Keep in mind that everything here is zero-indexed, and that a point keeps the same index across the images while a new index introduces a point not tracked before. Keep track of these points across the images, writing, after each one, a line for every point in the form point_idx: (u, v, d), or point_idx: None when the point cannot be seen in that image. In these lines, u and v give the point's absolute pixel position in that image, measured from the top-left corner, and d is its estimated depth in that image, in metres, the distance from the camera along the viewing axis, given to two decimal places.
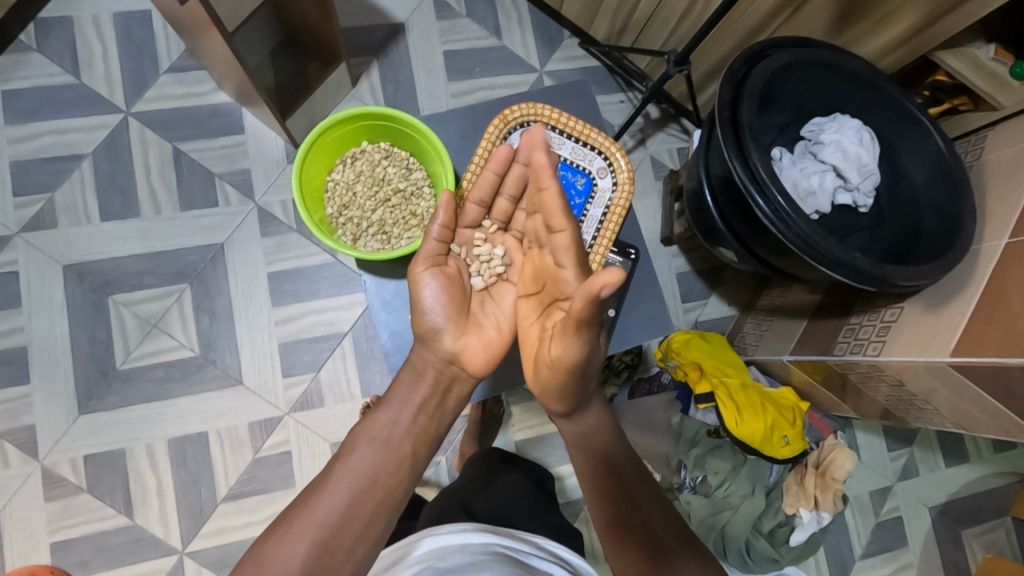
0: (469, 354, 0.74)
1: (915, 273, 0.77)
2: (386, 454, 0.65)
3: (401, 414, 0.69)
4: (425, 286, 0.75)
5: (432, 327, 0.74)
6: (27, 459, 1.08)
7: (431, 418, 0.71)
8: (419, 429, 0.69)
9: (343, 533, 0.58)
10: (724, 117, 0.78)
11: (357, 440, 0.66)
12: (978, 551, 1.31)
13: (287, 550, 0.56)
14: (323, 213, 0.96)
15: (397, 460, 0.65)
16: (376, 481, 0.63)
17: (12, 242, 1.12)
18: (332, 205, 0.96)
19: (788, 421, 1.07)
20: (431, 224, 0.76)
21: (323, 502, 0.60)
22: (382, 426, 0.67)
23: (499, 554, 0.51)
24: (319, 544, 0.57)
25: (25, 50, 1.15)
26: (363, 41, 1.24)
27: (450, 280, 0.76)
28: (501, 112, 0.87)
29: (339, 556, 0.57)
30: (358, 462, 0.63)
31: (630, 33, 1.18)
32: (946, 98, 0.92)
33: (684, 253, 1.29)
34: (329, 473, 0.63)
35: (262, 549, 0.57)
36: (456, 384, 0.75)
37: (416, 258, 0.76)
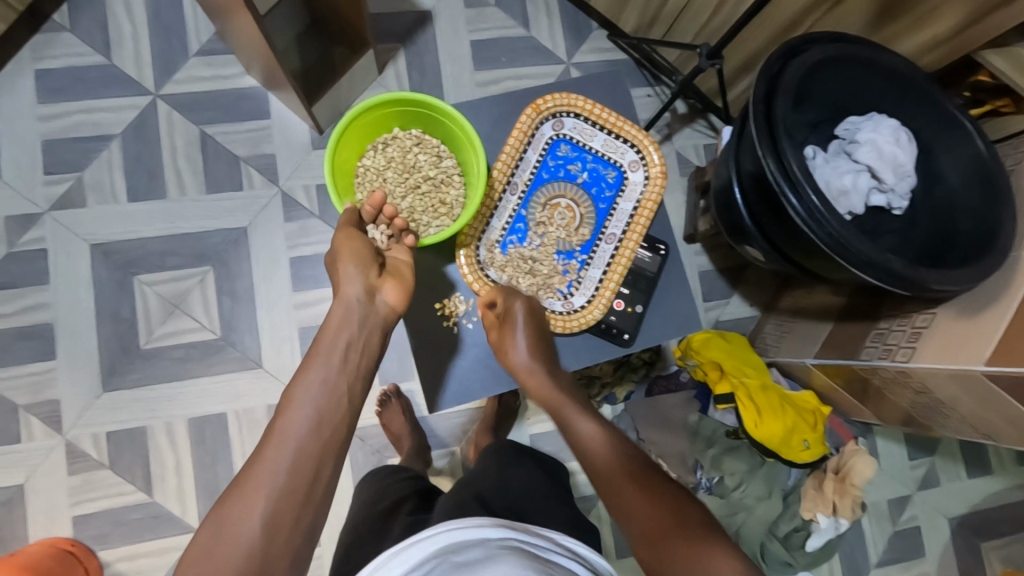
0: (387, 293, 0.72)
1: (951, 277, 0.75)
2: (324, 397, 0.62)
3: (328, 369, 0.64)
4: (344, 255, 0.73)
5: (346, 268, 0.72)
6: (50, 432, 1.10)
7: (359, 361, 0.68)
8: (349, 371, 0.66)
9: (298, 478, 0.56)
10: (757, 113, 0.77)
11: (292, 399, 0.62)
12: (997, 564, 1.28)
13: (246, 519, 0.54)
14: (353, 197, 0.92)
15: (334, 396, 0.63)
16: (319, 424, 0.60)
17: (41, 220, 1.13)
18: (362, 191, 0.93)
19: (809, 424, 1.06)
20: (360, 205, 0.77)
21: (269, 460, 0.57)
22: (315, 381, 0.63)
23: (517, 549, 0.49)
24: (271, 503, 0.55)
25: (57, 29, 1.16)
26: (390, 28, 1.24)
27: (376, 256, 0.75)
28: (534, 102, 0.86)
29: (298, 504, 0.55)
30: (296, 419, 0.60)
31: (660, 26, 1.16)
32: (987, 99, 0.90)
33: (706, 251, 1.27)
34: (270, 435, 0.60)
35: (227, 515, 0.54)
36: (377, 319, 0.71)
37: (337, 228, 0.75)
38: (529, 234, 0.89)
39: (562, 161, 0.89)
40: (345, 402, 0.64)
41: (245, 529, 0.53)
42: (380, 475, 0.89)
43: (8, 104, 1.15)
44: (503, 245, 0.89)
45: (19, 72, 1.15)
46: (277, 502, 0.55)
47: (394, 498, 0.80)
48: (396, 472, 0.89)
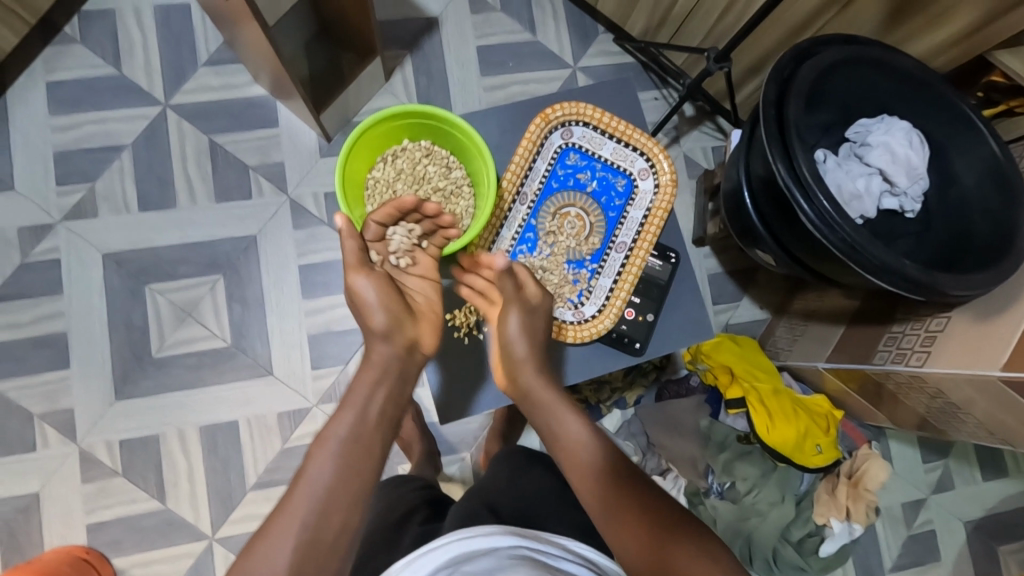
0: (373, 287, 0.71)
1: (966, 282, 0.74)
2: (350, 440, 0.61)
3: (356, 413, 0.63)
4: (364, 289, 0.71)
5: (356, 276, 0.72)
6: (65, 440, 1.11)
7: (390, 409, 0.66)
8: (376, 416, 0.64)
9: (324, 529, 0.55)
10: (768, 117, 0.76)
11: (325, 438, 0.61)
12: (1015, 568, 1.26)
13: (274, 562, 0.53)
14: (363, 210, 0.92)
15: (360, 441, 0.61)
16: (347, 469, 0.59)
17: (54, 230, 1.14)
18: (372, 203, 0.93)
19: (821, 429, 1.05)
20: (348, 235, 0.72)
21: (292, 504, 0.56)
22: (350, 423, 0.62)
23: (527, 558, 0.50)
24: (299, 552, 0.54)
25: (68, 41, 1.17)
26: (397, 34, 1.24)
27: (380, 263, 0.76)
28: (543, 111, 0.85)
29: (320, 553, 0.55)
30: (322, 462, 0.59)
31: (667, 29, 1.15)
32: (1002, 99, 0.88)
33: (716, 254, 1.26)
34: (302, 473, 0.59)
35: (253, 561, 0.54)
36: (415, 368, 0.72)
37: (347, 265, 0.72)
38: (539, 244, 0.89)
39: (572, 170, 0.89)
40: (372, 446, 0.62)
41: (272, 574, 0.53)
42: (392, 482, 0.89)
43: (21, 115, 1.16)
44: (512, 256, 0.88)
45: (32, 84, 1.16)
46: (305, 550, 0.54)
47: (406, 506, 0.80)
48: (408, 479, 0.89)
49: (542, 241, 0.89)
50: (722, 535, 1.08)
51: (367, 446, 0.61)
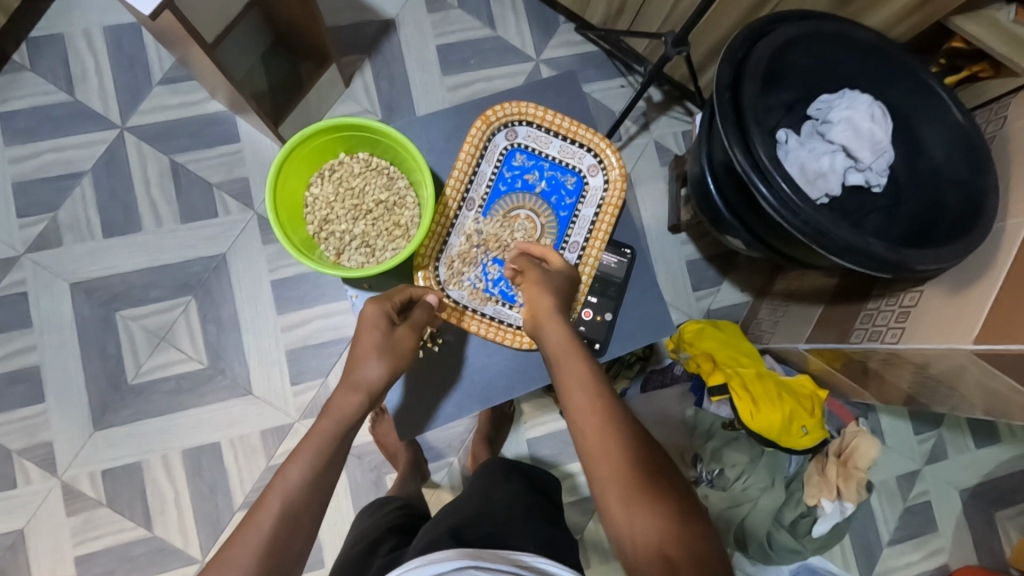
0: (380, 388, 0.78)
1: (937, 256, 0.72)
2: (320, 464, 0.63)
3: (326, 441, 0.65)
4: (372, 331, 0.73)
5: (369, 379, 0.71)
6: (47, 475, 1.10)
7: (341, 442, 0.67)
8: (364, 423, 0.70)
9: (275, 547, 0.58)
10: (724, 101, 0.74)
11: (267, 496, 0.60)
12: (1013, 533, 1.26)
13: None
14: (304, 230, 0.91)
15: (326, 463, 0.64)
16: (308, 493, 0.61)
17: (20, 263, 1.13)
18: (312, 220, 0.92)
19: (807, 411, 1.04)
20: (370, 332, 0.73)
21: (254, 529, 0.58)
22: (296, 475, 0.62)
23: None
24: None
25: (19, 70, 1.15)
26: (355, 39, 1.22)
27: (394, 344, 0.73)
28: (484, 113, 0.84)
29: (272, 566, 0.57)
30: (290, 479, 0.61)
31: (627, 16, 1.13)
32: (965, 65, 0.87)
33: (693, 240, 1.25)
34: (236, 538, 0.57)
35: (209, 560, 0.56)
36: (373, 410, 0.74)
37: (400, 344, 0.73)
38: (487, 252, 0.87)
39: (518, 171, 0.88)
40: (334, 467, 0.65)
41: None
42: (368, 511, 0.89)
43: None
44: (470, 280, 0.87)
45: None
46: None
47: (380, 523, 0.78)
48: (383, 504, 0.89)
49: (484, 251, 0.87)
50: (716, 523, 1.08)
51: (337, 455, 0.66)
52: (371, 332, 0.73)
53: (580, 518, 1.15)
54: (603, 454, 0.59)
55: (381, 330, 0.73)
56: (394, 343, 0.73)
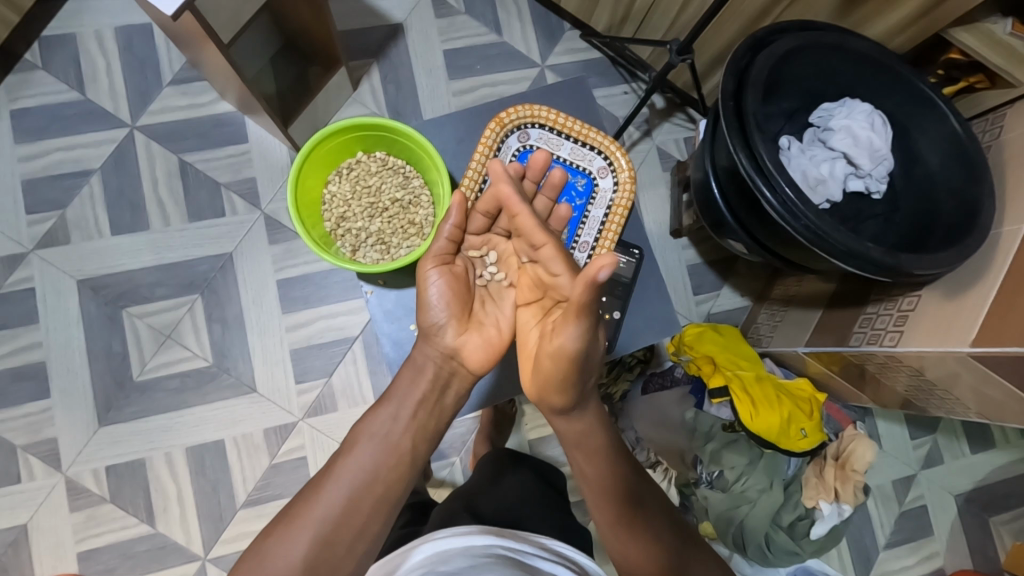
0: (471, 354, 0.73)
1: (933, 261, 0.74)
2: (383, 454, 0.65)
3: (393, 424, 0.68)
4: (431, 285, 0.73)
5: (435, 323, 0.73)
6: (50, 471, 1.10)
7: (429, 413, 0.71)
8: (432, 399, 0.72)
9: (344, 527, 0.60)
10: (728, 109, 0.76)
11: (358, 436, 0.67)
12: (1007, 538, 1.28)
13: (289, 549, 0.58)
14: (321, 226, 0.93)
15: (413, 427, 0.69)
16: (373, 478, 0.63)
17: (27, 259, 1.14)
18: (330, 218, 0.94)
19: (805, 413, 1.05)
20: (430, 288, 0.73)
21: (342, 475, 0.63)
22: (383, 422, 0.68)
23: (502, 558, 0.48)
24: (318, 540, 0.58)
25: (30, 69, 1.16)
26: (362, 43, 1.24)
27: (453, 301, 0.74)
28: (497, 115, 0.85)
29: (343, 548, 0.59)
30: (351, 469, 0.63)
31: (631, 24, 1.15)
32: (961, 76, 0.89)
33: (694, 245, 1.27)
34: (330, 470, 0.64)
35: (272, 542, 0.59)
36: (455, 380, 0.74)
37: (449, 295, 0.74)
38: None
39: None
40: (423, 437, 0.69)
41: (285, 564, 0.57)
42: None
43: None
44: None
45: None
46: (319, 546, 0.58)
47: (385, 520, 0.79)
48: None
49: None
50: (715, 524, 1.09)
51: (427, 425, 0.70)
52: (429, 289, 0.73)
53: (581, 518, 1.16)
54: (603, 513, 0.68)
55: (435, 282, 0.73)
56: (451, 293, 0.74)
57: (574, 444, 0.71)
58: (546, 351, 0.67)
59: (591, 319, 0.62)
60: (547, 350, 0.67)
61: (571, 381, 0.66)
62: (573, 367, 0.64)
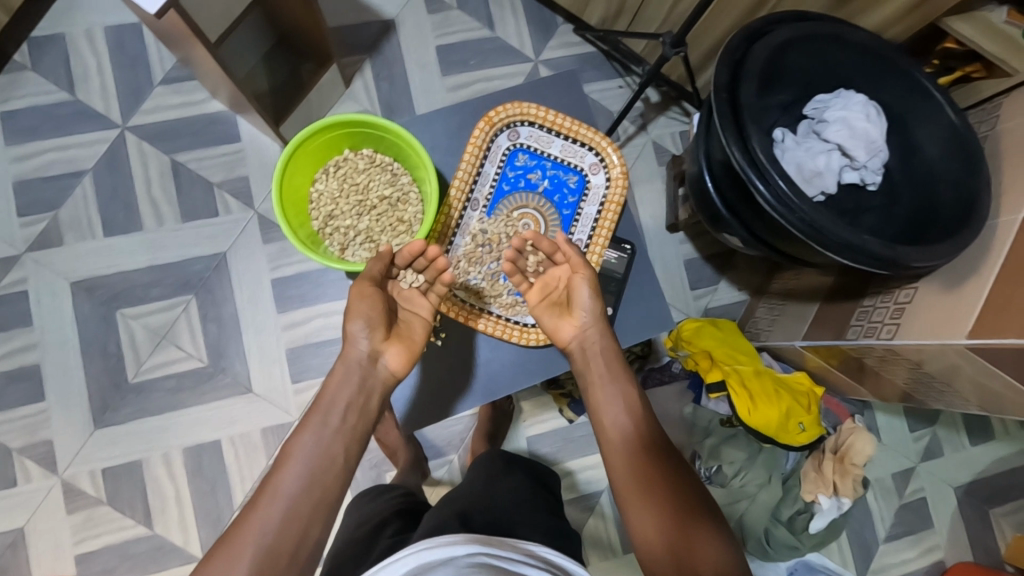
0: (390, 358, 0.76)
1: (931, 253, 0.73)
2: (317, 459, 0.66)
3: (323, 432, 0.68)
4: (356, 334, 0.74)
5: (359, 354, 0.74)
6: (47, 473, 1.10)
7: (359, 418, 0.71)
8: (359, 403, 0.73)
9: (286, 538, 0.60)
10: (721, 101, 0.76)
11: (290, 449, 0.66)
12: (1008, 530, 1.28)
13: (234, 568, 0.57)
14: (309, 225, 0.92)
15: (341, 431, 0.69)
16: (311, 484, 0.63)
17: (21, 261, 1.13)
18: (318, 217, 0.93)
19: (803, 407, 1.04)
20: (356, 345, 0.74)
21: (276, 488, 0.63)
22: (313, 434, 0.68)
23: (484, 568, 0.47)
24: (262, 551, 0.58)
25: (21, 69, 1.16)
26: (355, 39, 1.23)
27: (379, 326, 0.75)
28: (486, 115, 0.85)
29: (286, 558, 0.59)
30: (288, 480, 0.63)
31: (625, 16, 1.14)
32: (958, 66, 0.88)
33: (691, 239, 1.26)
34: (266, 485, 0.63)
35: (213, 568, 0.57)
36: (379, 385, 0.75)
37: (379, 336, 0.75)
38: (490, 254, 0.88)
39: (521, 171, 0.89)
40: (355, 435, 0.70)
41: None
42: (374, 495, 0.89)
43: None
44: (477, 279, 0.87)
45: None
46: (266, 557, 0.58)
47: (378, 519, 0.79)
48: (388, 488, 0.90)
49: (489, 251, 0.88)
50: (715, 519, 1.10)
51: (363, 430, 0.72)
52: (354, 340, 0.74)
53: (580, 514, 1.16)
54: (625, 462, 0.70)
55: (359, 338, 0.74)
56: (377, 335, 0.75)
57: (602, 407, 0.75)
58: (580, 300, 0.78)
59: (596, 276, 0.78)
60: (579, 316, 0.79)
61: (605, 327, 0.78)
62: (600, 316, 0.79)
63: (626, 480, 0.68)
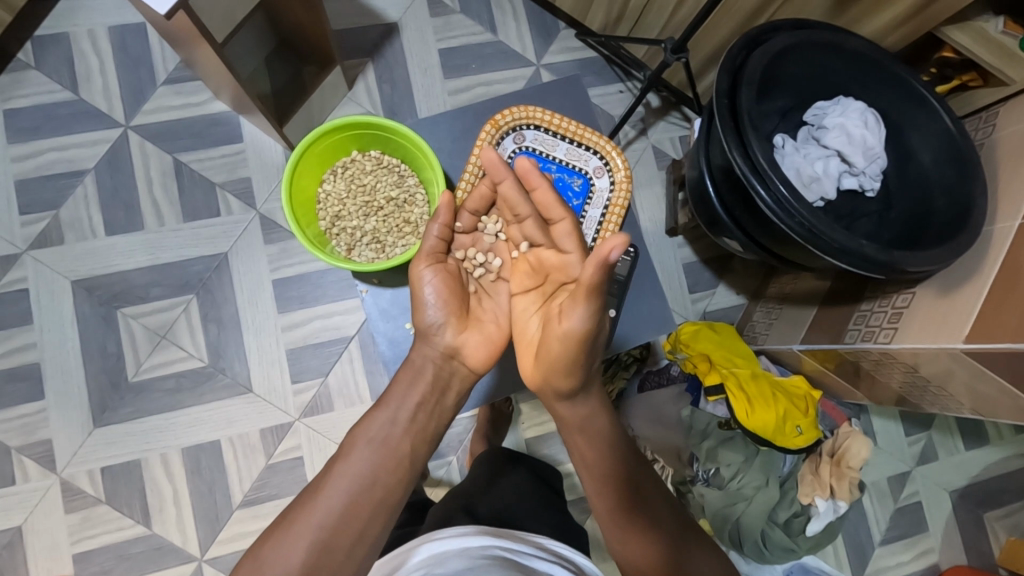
0: (469, 351, 0.73)
1: (925, 258, 0.74)
2: (382, 457, 0.64)
3: (394, 424, 0.67)
4: (426, 284, 0.73)
5: (432, 323, 0.73)
6: (45, 472, 1.09)
7: (429, 416, 0.70)
8: (432, 401, 0.71)
9: (342, 534, 0.59)
10: (722, 107, 0.77)
11: (356, 440, 0.66)
12: (1001, 533, 1.29)
13: (288, 555, 0.57)
14: (316, 225, 0.93)
15: (412, 428, 0.68)
16: (373, 481, 0.62)
17: (21, 260, 1.13)
18: (324, 217, 0.94)
19: (800, 410, 1.06)
20: (425, 306, 0.73)
21: (341, 479, 0.62)
22: (380, 425, 0.67)
23: (498, 560, 0.48)
24: (317, 544, 0.58)
25: (23, 68, 1.16)
26: (357, 42, 1.24)
27: (455, 302, 0.73)
28: (493, 117, 0.85)
29: (341, 554, 0.58)
30: (350, 472, 0.62)
31: (626, 22, 1.15)
32: (954, 74, 0.89)
33: (689, 243, 1.27)
34: (327, 475, 0.63)
35: (267, 552, 0.58)
36: (455, 380, 0.73)
37: (448, 303, 0.73)
38: None
39: None
40: (426, 437, 0.69)
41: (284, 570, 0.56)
42: None
43: None
44: None
45: None
46: (319, 550, 0.57)
47: None
48: None
49: None
50: (711, 521, 1.09)
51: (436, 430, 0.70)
52: (424, 305, 0.73)
53: (578, 516, 1.17)
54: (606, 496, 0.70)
55: (429, 300, 0.73)
56: (445, 304, 0.73)
57: (576, 428, 0.71)
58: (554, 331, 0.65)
59: (600, 301, 0.59)
60: (555, 332, 0.65)
61: (576, 364, 0.64)
62: (580, 350, 0.63)
63: (604, 511, 0.69)
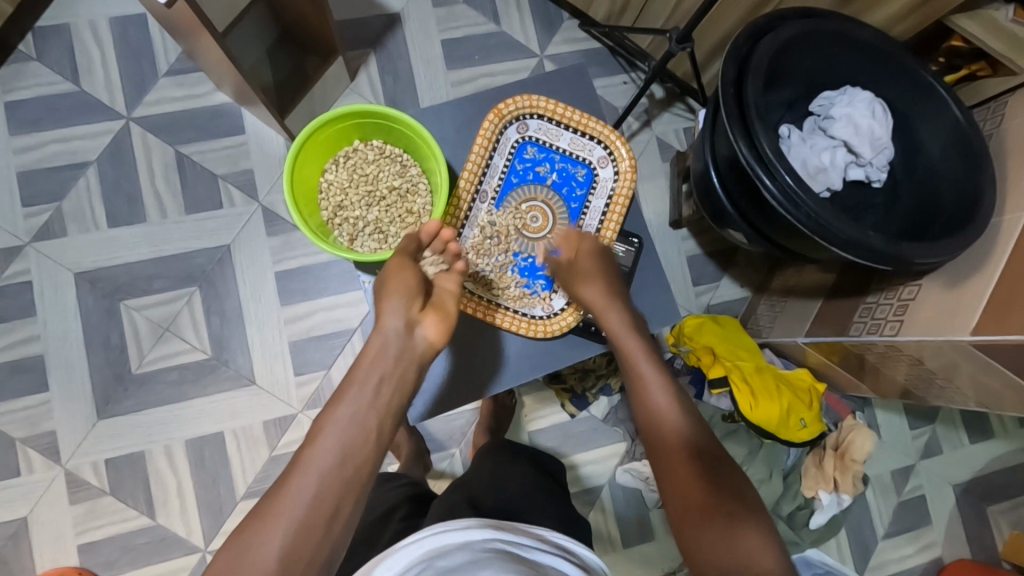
0: (428, 327, 0.70)
1: (933, 250, 0.74)
2: (350, 432, 0.59)
3: (359, 401, 0.62)
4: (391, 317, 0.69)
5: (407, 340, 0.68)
6: (50, 464, 1.10)
7: (395, 389, 0.65)
8: (397, 374, 0.66)
9: (316, 520, 0.53)
10: (728, 97, 0.76)
11: (322, 425, 0.60)
12: (1005, 527, 1.29)
13: (262, 549, 0.51)
14: (319, 216, 0.92)
15: (378, 402, 0.63)
16: (344, 460, 0.57)
17: (24, 252, 1.13)
18: (327, 207, 0.93)
19: (805, 403, 1.05)
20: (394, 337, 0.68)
21: (310, 462, 0.56)
22: (348, 406, 0.61)
23: (500, 553, 0.48)
24: (291, 533, 0.52)
25: (25, 60, 1.15)
26: (360, 33, 1.23)
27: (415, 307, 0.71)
28: (496, 107, 0.85)
29: (316, 540, 0.52)
30: (320, 454, 0.57)
31: (631, 12, 1.14)
32: (963, 64, 0.88)
33: (694, 236, 1.26)
34: (295, 462, 0.57)
35: (239, 549, 0.51)
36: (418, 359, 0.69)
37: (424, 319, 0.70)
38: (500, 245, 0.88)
39: (530, 164, 0.89)
40: (391, 408, 0.64)
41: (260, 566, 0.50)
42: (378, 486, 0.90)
43: None
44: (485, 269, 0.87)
45: None
46: (293, 539, 0.52)
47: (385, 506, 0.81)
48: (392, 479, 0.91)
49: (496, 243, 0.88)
50: None
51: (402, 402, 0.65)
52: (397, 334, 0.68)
53: (581, 508, 1.17)
54: None
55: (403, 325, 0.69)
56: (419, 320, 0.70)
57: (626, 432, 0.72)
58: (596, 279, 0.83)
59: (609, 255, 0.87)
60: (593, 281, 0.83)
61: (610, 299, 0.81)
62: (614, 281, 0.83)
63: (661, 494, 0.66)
